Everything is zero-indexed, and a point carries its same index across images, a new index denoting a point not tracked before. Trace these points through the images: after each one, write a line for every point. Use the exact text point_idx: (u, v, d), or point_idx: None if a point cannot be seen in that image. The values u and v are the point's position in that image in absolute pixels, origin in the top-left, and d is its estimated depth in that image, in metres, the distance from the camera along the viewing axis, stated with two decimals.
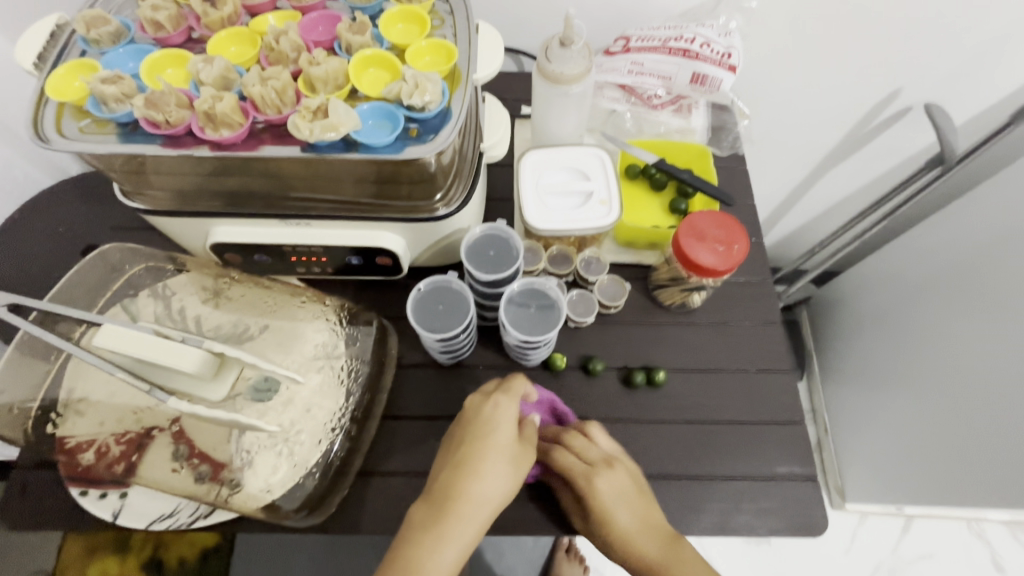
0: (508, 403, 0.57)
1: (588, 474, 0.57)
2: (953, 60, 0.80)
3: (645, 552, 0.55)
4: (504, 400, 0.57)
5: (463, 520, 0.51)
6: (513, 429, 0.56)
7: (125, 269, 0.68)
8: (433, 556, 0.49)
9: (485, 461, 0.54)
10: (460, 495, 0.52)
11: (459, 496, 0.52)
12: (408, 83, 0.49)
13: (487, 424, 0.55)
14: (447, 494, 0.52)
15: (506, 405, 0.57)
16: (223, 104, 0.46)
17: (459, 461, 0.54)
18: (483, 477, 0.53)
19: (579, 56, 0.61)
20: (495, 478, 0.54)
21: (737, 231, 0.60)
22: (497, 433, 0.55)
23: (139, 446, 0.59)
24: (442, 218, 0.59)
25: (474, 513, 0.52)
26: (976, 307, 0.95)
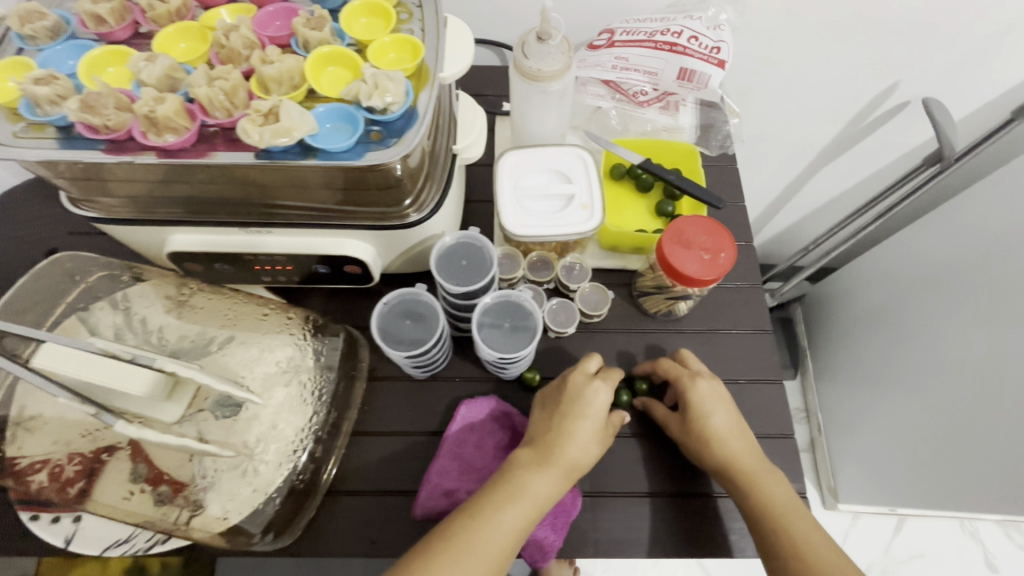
0: (608, 388, 0.57)
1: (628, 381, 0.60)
2: (953, 52, 0.76)
3: (733, 452, 0.56)
4: (603, 386, 0.57)
5: (563, 467, 0.52)
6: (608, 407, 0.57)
7: (86, 277, 0.63)
8: (532, 486, 0.50)
9: (588, 422, 0.55)
10: (564, 445, 0.53)
11: (564, 444, 0.53)
12: (367, 83, 0.45)
13: (584, 400, 0.56)
14: (551, 443, 0.53)
15: (605, 389, 0.57)
16: (165, 106, 0.42)
17: (561, 420, 0.55)
18: (584, 436, 0.54)
19: (558, 52, 0.57)
20: (587, 443, 0.54)
21: (724, 238, 0.57)
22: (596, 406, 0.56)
23: (90, 472, 0.55)
24: (413, 225, 0.56)
25: (572, 466, 0.53)
26: (976, 296, 0.91)
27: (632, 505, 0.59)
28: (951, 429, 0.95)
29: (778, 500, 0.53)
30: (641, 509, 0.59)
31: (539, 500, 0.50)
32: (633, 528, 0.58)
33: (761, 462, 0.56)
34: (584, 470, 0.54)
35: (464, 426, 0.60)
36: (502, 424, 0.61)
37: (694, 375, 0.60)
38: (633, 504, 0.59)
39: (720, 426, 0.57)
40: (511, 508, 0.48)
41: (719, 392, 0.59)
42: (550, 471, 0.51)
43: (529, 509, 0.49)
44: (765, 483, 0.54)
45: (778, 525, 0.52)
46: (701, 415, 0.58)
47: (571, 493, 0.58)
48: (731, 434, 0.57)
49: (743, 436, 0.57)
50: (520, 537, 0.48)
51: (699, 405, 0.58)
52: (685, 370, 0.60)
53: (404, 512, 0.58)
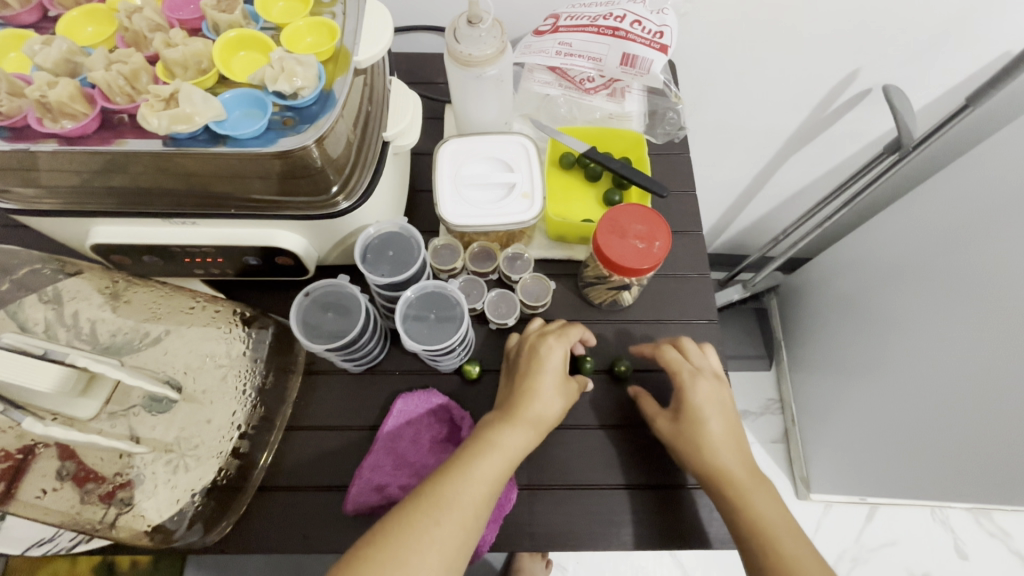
0: (562, 343, 0.58)
1: (694, 376, 0.59)
2: (910, 38, 0.75)
3: (725, 462, 0.55)
4: (557, 341, 0.57)
5: (529, 420, 0.52)
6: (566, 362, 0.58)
7: (12, 272, 0.60)
8: (501, 441, 0.50)
9: (548, 378, 0.55)
10: (527, 400, 0.54)
11: (527, 400, 0.53)
12: (273, 66, 0.44)
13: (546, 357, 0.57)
14: (515, 401, 0.54)
15: (560, 345, 0.57)
16: (58, 91, 0.41)
17: (523, 379, 0.55)
18: (547, 390, 0.54)
19: (490, 37, 0.56)
20: (551, 394, 0.55)
21: (660, 227, 0.56)
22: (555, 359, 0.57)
23: (12, 475, 0.53)
24: (344, 213, 0.54)
25: (539, 419, 0.53)
26: (933, 276, 0.91)
27: (574, 498, 0.59)
28: (912, 416, 0.94)
29: (768, 520, 0.52)
30: (580, 500, 0.58)
31: (509, 453, 0.50)
32: (575, 521, 0.58)
33: (754, 480, 0.55)
34: (552, 422, 0.54)
35: (399, 421, 0.59)
36: (438, 418, 0.61)
37: (696, 374, 0.59)
38: (572, 496, 0.59)
39: (714, 432, 0.57)
40: (483, 463, 0.48)
41: (717, 396, 0.59)
42: (517, 425, 0.52)
43: (501, 462, 0.49)
44: (756, 500, 0.53)
45: (764, 546, 0.51)
46: (698, 415, 0.57)
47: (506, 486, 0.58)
48: (723, 444, 0.56)
49: (735, 448, 0.57)
50: (494, 490, 0.48)
51: (698, 406, 0.57)
52: (688, 365, 0.60)
53: (338, 508, 0.56)
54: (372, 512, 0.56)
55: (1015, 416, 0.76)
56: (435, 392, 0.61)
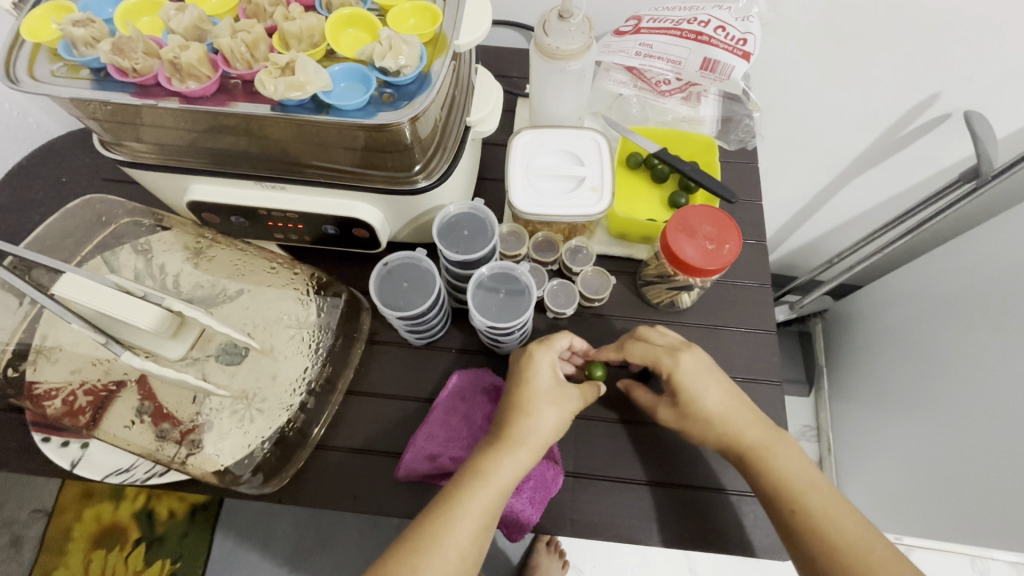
0: (548, 349, 0.56)
1: (673, 354, 0.56)
2: (998, 66, 0.73)
3: (738, 428, 0.54)
4: (539, 348, 0.55)
5: (518, 441, 0.51)
6: (553, 374, 0.55)
7: (113, 220, 0.66)
8: (493, 470, 0.49)
9: (541, 396, 0.53)
10: (517, 421, 0.52)
11: (510, 421, 0.52)
12: (382, 44, 0.47)
13: (531, 374, 0.54)
14: (507, 423, 0.52)
15: (545, 351, 0.55)
16: (189, 54, 0.45)
17: (512, 396, 0.54)
18: (540, 411, 0.52)
19: (578, 32, 0.58)
20: (544, 414, 0.53)
21: (731, 230, 0.56)
22: (541, 377, 0.54)
23: (101, 401, 0.58)
24: (422, 191, 0.56)
25: (530, 438, 0.51)
26: (997, 316, 0.87)
27: (618, 491, 0.59)
28: (952, 455, 0.90)
29: (797, 476, 0.52)
30: (624, 494, 0.59)
31: (498, 481, 0.49)
32: (616, 513, 0.58)
33: (776, 440, 0.54)
34: (544, 437, 0.52)
35: (454, 394, 0.61)
36: (492, 393, 0.62)
37: (674, 352, 0.56)
38: (616, 489, 0.59)
39: (717, 407, 0.55)
40: (471, 496, 0.48)
41: (701, 361, 0.56)
42: (507, 453, 0.50)
43: (490, 492, 0.48)
44: (781, 460, 0.53)
45: (795, 504, 0.50)
46: (691, 397, 0.55)
47: (554, 470, 0.59)
48: (729, 410, 0.55)
49: (743, 408, 0.55)
50: (486, 523, 0.47)
51: (687, 389, 0.55)
52: (660, 347, 0.57)
53: (388, 473, 0.59)
54: (422, 479, 0.58)
55: None
56: (488, 371, 0.63)
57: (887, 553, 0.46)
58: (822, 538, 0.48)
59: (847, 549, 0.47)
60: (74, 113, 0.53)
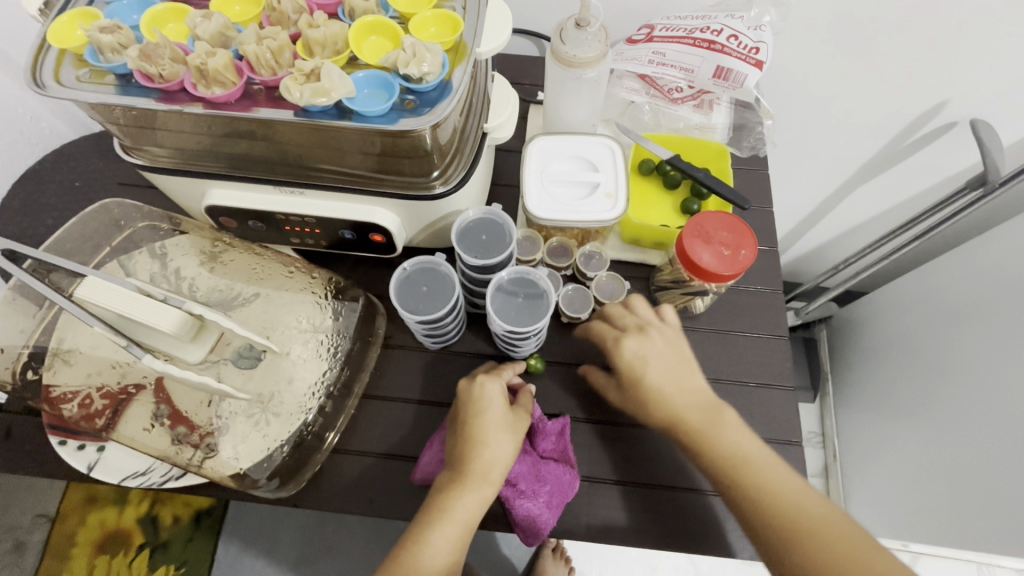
0: (496, 379, 0.57)
1: (617, 340, 0.59)
2: (1007, 75, 0.73)
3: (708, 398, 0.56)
4: (486, 378, 0.56)
5: (480, 477, 0.51)
6: (500, 400, 0.56)
7: (130, 225, 0.67)
8: (454, 509, 0.50)
9: (493, 424, 0.54)
10: (473, 455, 0.52)
11: (468, 456, 0.52)
12: (406, 51, 0.47)
13: (479, 405, 0.55)
14: (462, 458, 0.52)
15: (493, 380, 0.56)
16: (216, 60, 0.45)
17: (463, 430, 0.54)
18: (494, 440, 0.53)
19: (595, 40, 0.58)
20: (499, 443, 0.53)
21: (746, 236, 0.57)
22: (490, 407, 0.55)
23: (118, 403, 0.58)
24: (439, 197, 0.57)
25: (489, 470, 0.52)
26: (1002, 322, 0.87)
27: (632, 497, 0.59)
28: (957, 461, 0.91)
29: (730, 446, 0.52)
30: (638, 498, 0.59)
31: (459, 519, 0.50)
32: (629, 519, 0.58)
33: (710, 416, 0.54)
34: (502, 468, 0.53)
35: None
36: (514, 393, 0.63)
37: (619, 337, 0.59)
38: (632, 494, 0.59)
39: (656, 380, 0.56)
40: (433, 539, 0.49)
41: (648, 346, 0.58)
42: (467, 489, 0.51)
43: (454, 531, 0.49)
44: (716, 433, 0.53)
45: (744, 474, 0.51)
46: (633, 375, 0.57)
47: (570, 475, 0.58)
48: (697, 384, 0.56)
49: (682, 386, 0.56)
50: (453, 560, 0.49)
51: (628, 368, 0.57)
52: (612, 331, 0.60)
53: (402, 477, 0.59)
54: None
55: None
56: None
57: (819, 513, 0.48)
58: (752, 508, 0.49)
59: (774, 514, 0.48)
60: (95, 117, 0.54)
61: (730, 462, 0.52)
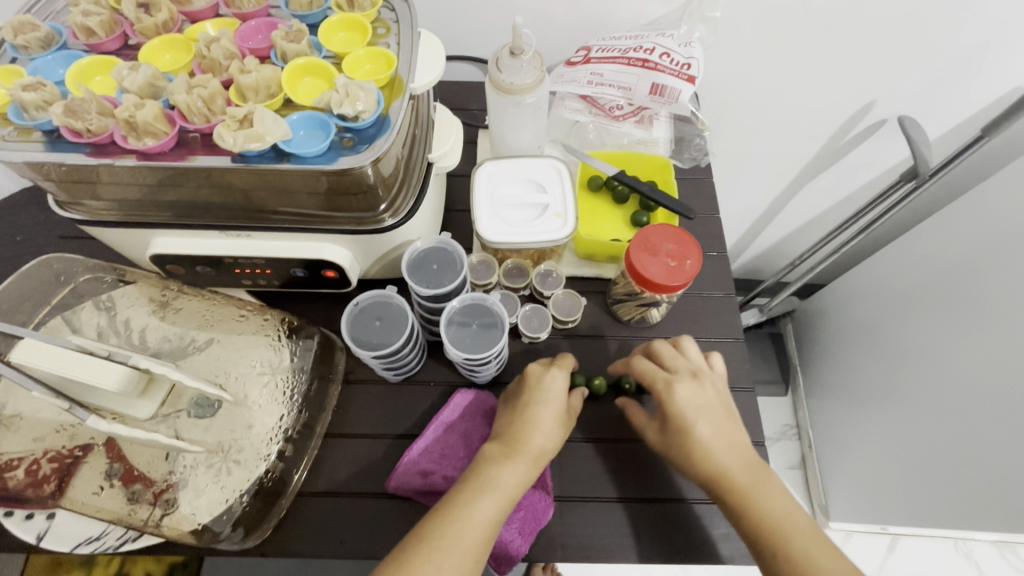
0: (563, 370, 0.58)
1: (670, 384, 0.55)
2: (925, 74, 0.78)
3: (727, 463, 0.52)
4: (554, 366, 0.58)
5: (531, 451, 0.52)
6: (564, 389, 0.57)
7: (72, 279, 0.65)
8: (501, 477, 0.50)
9: (551, 407, 0.55)
10: (529, 431, 0.53)
11: (529, 433, 0.53)
12: (339, 91, 0.47)
13: (544, 389, 0.56)
14: (518, 433, 0.53)
15: (562, 372, 0.58)
16: (145, 112, 0.45)
17: (523, 407, 0.55)
18: (549, 421, 0.54)
19: (530, 67, 0.60)
20: (553, 425, 0.54)
21: (691, 246, 0.58)
22: (554, 393, 0.56)
23: (67, 466, 0.56)
24: (388, 229, 0.57)
25: (539, 448, 0.53)
26: (948, 307, 0.91)
27: (605, 511, 0.59)
28: (925, 443, 0.94)
29: (778, 511, 0.49)
30: (610, 513, 0.59)
31: (506, 487, 0.49)
32: (603, 534, 0.58)
33: (759, 476, 0.52)
34: (551, 454, 0.54)
35: (456, 412, 0.62)
36: (490, 418, 0.62)
37: (671, 383, 0.56)
38: (604, 508, 0.60)
39: (707, 436, 0.53)
40: (480, 500, 0.48)
41: (701, 395, 0.55)
42: (518, 461, 0.51)
43: (500, 498, 0.48)
44: (761, 497, 0.50)
45: (772, 547, 0.48)
46: (683, 426, 0.54)
47: (545, 501, 0.58)
48: (719, 444, 0.53)
49: (731, 445, 0.53)
50: (494, 532, 0.47)
51: (679, 415, 0.54)
52: (661, 374, 0.57)
53: (372, 515, 0.58)
54: (412, 495, 0.58)
55: None
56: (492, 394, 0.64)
57: None
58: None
59: None
60: (24, 175, 0.52)
61: (759, 535, 0.49)
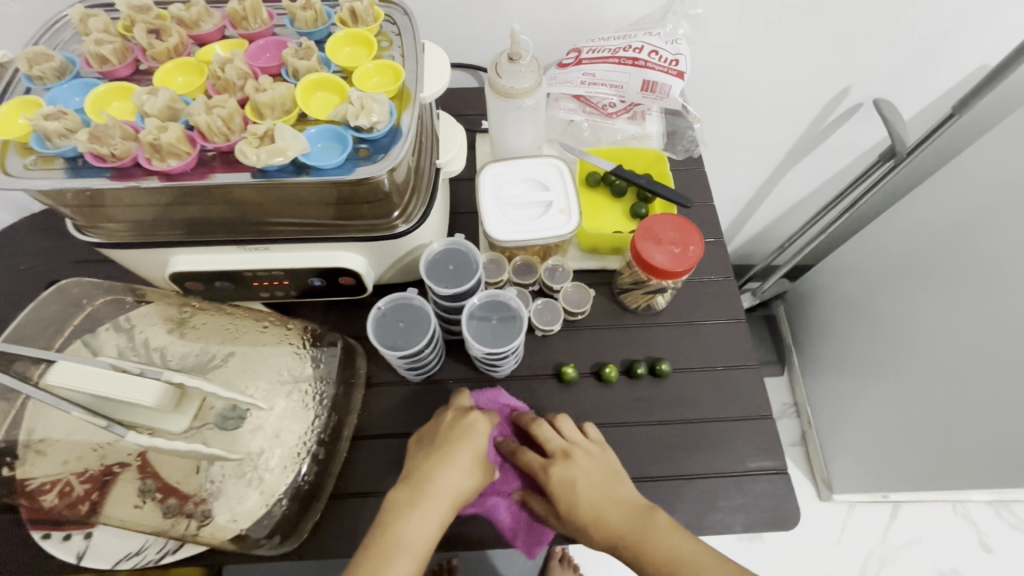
0: (479, 413, 0.60)
1: (546, 468, 0.59)
2: (896, 57, 0.82)
3: (608, 521, 0.56)
4: (473, 411, 0.60)
5: (439, 499, 0.54)
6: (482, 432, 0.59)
7: (90, 303, 0.66)
8: (409, 531, 0.52)
9: (463, 452, 0.57)
10: (436, 479, 0.55)
11: (438, 480, 0.55)
12: (354, 104, 0.50)
13: (459, 433, 0.58)
14: (425, 480, 0.55)
15: (481, 415, 0.60)
16: (169, 134, 0.47)
17: (433, 453, 0.57)
18: (460, 467, 0.56)
19: (528, 71, 0.63)
20: (463, 468, 0.56)
21: (693, 233, 0.61)
22: (470, 437, 0.58)
23: (102, 485, 0.57)
24: (402, 235, 0.59)
25: (447, 494, 0.55)
26: (932, 277, 0.95)
27: None
28: (919, 410, 0.98)
29: (665, 551, 0.52)
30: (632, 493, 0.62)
31: (416, 541, 0.51)
32: None
33: (644, 523, 0.55)
34: (463, 496, 0.56)
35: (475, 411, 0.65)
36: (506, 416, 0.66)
37: (547, 465, 0.60)
38: None
39: (587, 502, 0.57)
40: (390, 559, 0.50)
41: (574, 469, 0.58)
42: (427, 512, 0.53)
43: (410, 553, 0.51)
44: (650, 540, 0.53)
45: None
46: (568, 501, 0.58)
47: None
48: (601, 508, 0.56)
49: (612, 503, 0.57)
50: None
51: (560, 495, 0.58)
52: (540, 459, 0.61)
53: None
54: None
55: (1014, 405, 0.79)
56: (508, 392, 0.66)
57: None
58: None
59: None
60: (42, 202, 0.53)
61: None
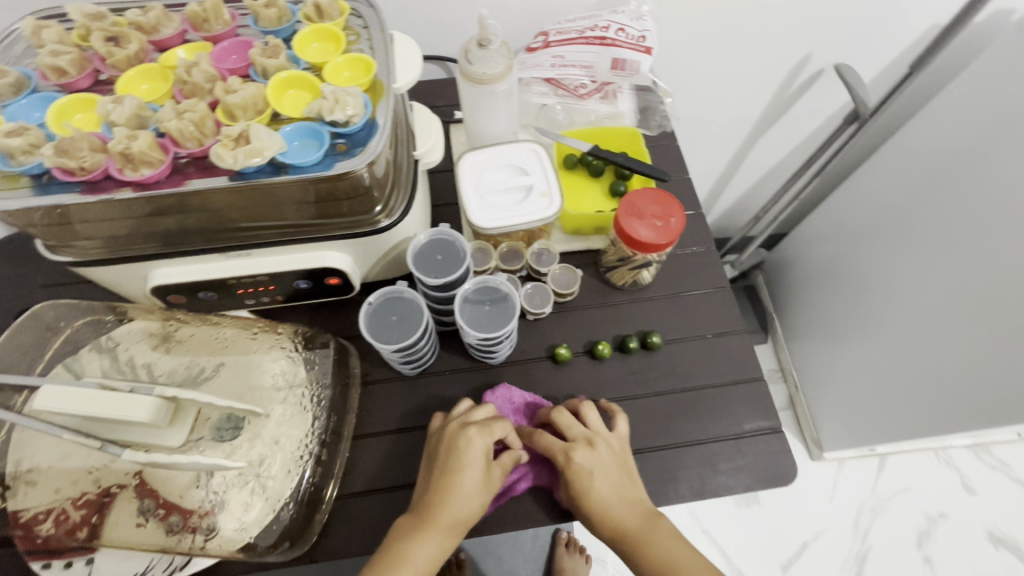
0: (484, 433, 0.57)
1: (568, 454, 0.59)
2: (853, 21, 0.84)
3: (620, 517, 0.56)
4: (475, 433, 0.57)
5: (444, 525, 0.53)
6: (485, 451, 0.57)
7: (68, 325, 0.64)
8: (414, 551, 0.51)
9: (469, 473, 0.55)
10: (442, 506, 0.54)
11: (444, 504, 0.54)
12: (327, 99, 0.49)
13: (462, 458, 0.55)
14: (432, 505, 0.54)
15: (482, 435, 0.57)
16: (139, 142, 0.45)
17: (441, 477, 0.55)
18: (465, 490, 0.55)
19: (499, 55, 0.62)
20: (469, 490, 0.55)
21: (674, 206, 0.62)
22: (473, 459, 0.56)
23: (100, 507, 0.55)
24: (385, 229, 0.59)
25: (452, 521, 0.53)
26: (901, 234, 0.99)
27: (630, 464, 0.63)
28: (897, 363, 1.02)
29: (661, 557, 0.53)
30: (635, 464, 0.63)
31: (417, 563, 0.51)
32: None
33: (650, 524, 0.55)
34: (469, 519, 0.55)
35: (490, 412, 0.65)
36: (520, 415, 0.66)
37: (568, 450, 0.59)
38: None
39: (602, 494, 0.57)
40: None
41: (593, 460, 0.58)
42: (431, 534, 0.52)
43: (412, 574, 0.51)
44: (650, 544, 0.54)
45: None
46: (580, 488, 0.58)
47: None
48: (612, 502, 0.56)
49: (623, 501, 0.57)
50: None
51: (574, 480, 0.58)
52: (560, 443, 0.60)
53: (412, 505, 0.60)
54: None
55: (985, 349, 0.83)
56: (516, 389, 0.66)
57: None
58: None
59: None
60: (8, 224, 0.51)
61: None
